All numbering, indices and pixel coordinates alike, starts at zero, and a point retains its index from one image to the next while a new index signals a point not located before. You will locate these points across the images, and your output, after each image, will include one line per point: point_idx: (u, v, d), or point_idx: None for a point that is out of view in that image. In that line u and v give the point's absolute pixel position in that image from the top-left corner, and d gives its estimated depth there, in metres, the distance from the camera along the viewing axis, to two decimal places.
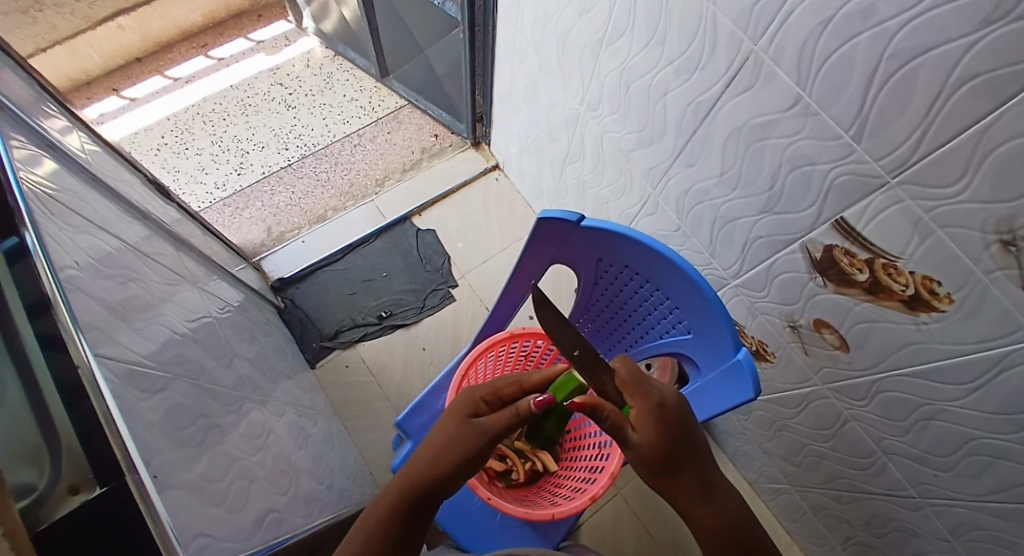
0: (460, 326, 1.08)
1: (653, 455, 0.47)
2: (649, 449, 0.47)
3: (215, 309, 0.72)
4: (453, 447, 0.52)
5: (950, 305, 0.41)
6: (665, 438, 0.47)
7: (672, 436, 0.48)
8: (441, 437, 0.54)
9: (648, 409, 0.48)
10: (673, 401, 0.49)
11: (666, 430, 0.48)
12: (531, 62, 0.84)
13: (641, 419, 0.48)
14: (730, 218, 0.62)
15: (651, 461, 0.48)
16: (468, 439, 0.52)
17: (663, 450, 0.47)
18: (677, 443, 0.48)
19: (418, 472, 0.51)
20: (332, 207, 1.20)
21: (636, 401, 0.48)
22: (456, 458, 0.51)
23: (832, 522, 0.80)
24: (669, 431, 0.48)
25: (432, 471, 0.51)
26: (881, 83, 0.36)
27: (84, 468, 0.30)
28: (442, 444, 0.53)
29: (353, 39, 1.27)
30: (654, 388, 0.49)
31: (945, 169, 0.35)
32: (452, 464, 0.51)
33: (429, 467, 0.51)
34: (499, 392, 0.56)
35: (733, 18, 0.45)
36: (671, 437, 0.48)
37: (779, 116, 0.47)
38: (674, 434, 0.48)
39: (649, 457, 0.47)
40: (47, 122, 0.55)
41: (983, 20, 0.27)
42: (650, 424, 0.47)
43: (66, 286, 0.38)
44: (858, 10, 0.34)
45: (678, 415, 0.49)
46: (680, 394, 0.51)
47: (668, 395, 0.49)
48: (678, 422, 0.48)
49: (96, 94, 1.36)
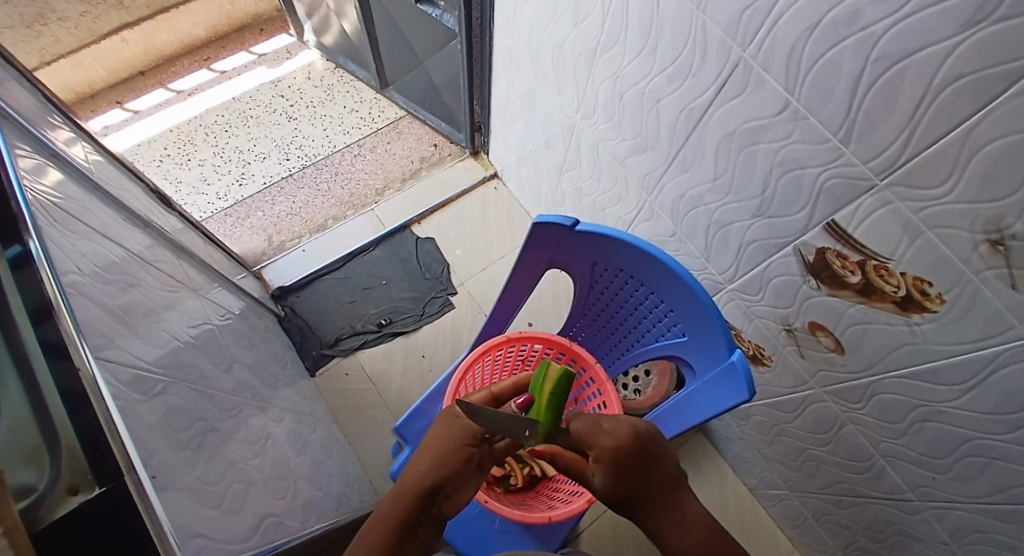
0: (459, 334, 1.09)
1: (616, 496, 0.50)
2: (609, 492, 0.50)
3: (216, 316, 0.73)
4: (444, 455, 0.52)
5: (942, 306, 0.41)
6: (624, 479, 0.49)
7: (631, 475, 0.49)
8: (429, 445, 0.53)
9: (604, 454, 0.49)
10: (631, 439, 0.50)
11: (623, 471, 0.49)
12: (528, 72, 0.85)
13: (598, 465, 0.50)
14: (724, 222, 0.63)
15: (616, 502, 0.50)
16: (459, 444, 0.52)
17: (622, 490, 0.49)
18: (638, 479, 0.49)
19: (411, 485, 0.51)
20: (332, 216, 1.21)
21: (592, 449, 0.50)
22: (450, 467, 0.52)
23: (832, 527, 0.79)
24: (628, 470, 0.49)
25: (425, 482, 0.51)
26: (868, 86, 0.37)
27: (84, 468, 0.30)
28: (433, 453, 0.52)
29: (353, 51, 1.29)
30: (606, 435, 0.50)
31: (933, 170, 0.36)
32: (445, 472, 0.51)
33: (420, 479, 0.51)
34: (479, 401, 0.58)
35: (723, 27, 0.46)
36: (631, 477, 0.49)
37: (770, 121, 0.48)
38: (634, 472, 0.49)
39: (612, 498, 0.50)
40: (51, 133, 0.57)
41: (967, 22, 0.28)
42: (606, 470, 0.49)
43: (68, 291, 0.38)
44: (844, 15, 0.35)
45: (637, 454, 0.49)
46: (641, 428, 0.51)
47: (623, 439, 0.49)
48: (637, 460, 0.49)
49: (99, 107, 1.38)
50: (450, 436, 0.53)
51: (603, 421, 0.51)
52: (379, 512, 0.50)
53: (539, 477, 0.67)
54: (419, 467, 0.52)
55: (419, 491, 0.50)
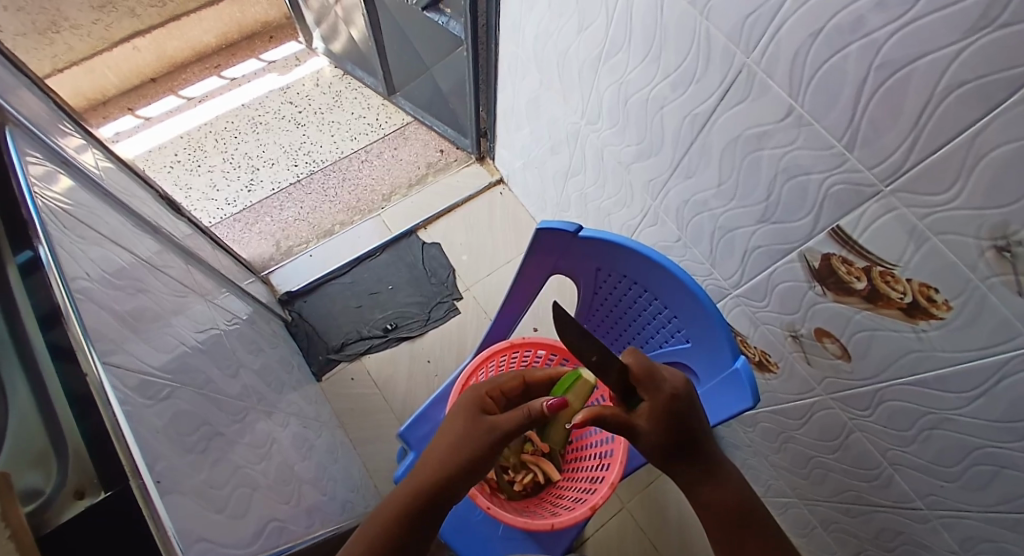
0: (464, 339, 1.09)
1: (664, 442, 0.48)
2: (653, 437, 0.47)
3: (223, 320, 0.74)
4: (467, 445, 0.52)
5: (948, 312, 0.41)
6: (675, 430, 0.47)
7: (681, 426, 0.47)
8: (450, 438, 0.53)
9: (659, 401, 0.47)
10: (685, 390, 0.47)
11: (675, 421, 0.47)
12: (533, 78, 0.86)
13: (649, 413, 0.47)
14: (729, 228, 0.62)
15: (660, 449, 0.48)
16: (483, 437, 0.52)
17: (671, 439, 0.48)
18: (688, 431, 0.48)
19: (433, 470, 0.51)
20: (339, 221, 1.22)
21: (647, 395, 0.47)
22: (470, 461, 0.51)
23: (841, 536, 0.78)
24: (680, 419, 0.47)
25: (443, 475, 0.51)
26: (872, 92, 0.37)
27: (90, 473, 0.31)
28: (451, 445, 0.52)
29: (361, 58, 1.31)
30: (665, 380, 0.47)
31: (938, 176, 0.36)
32: (467, 463, 0.51)
33: (440, 471, 0.51)
34: (504, 387, 0.57)
35: (726, 33, 0.46)
36: (678, 426, 0.47)
37: (774, 128, 0.48)
38: (683, 423, 0.47)
39: (655, 446, 0.48)
40: (63, 141, 0.58)
41: (969, 28, 0.28)
42: (657, 415, 0.47)
43: (77, 296, 0.39)
44: (847, 22, 0.35)
45: (689, 404, 0.47)
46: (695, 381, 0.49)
47: (682, 386, 0.47)
48: (687, 411, 0.47)
49: (111, 113, 1.40)
50: (475, 427, 0.53)
51: (659, 366, 0.48)
52: (397, 492, 0.50)
53: (543, 484, 0.66)
54: (442, 455, 0.52)
55: (438, 479, 0.50)
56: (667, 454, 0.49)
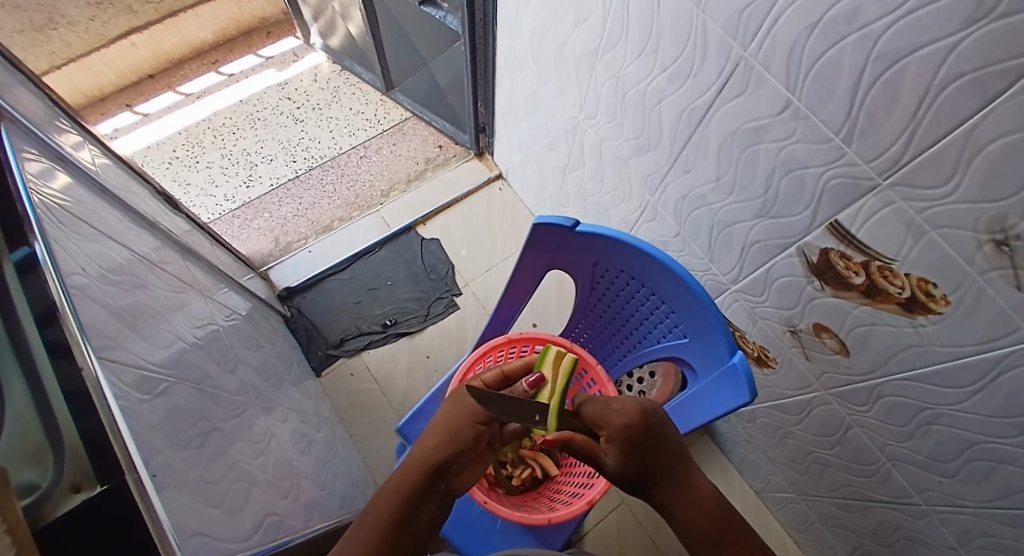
0: (463, 334, 1.09)
1: (627, 477, 0.50)
2: (620, 472, 0.50)
3: (222, 317, 0.74)
4: (452, 430, 0.52)
5: (946, 307, 0.41)
6: (636, 461, 0.49)
7: (642, 456, 0.50)
8: (439, 421, 0.54)
9: (614, 437, 0.50)
10: (639, 420, 0.50)
11: (635, 453, 0.49)
12: (531, 73, 0.86)
13: (608, 446, 0.50)
14: (727, 222, 0.62)
15: (625, 481, 0.50)
16: (468, 420, 0.53)
17: (634, 471, 0.50)
18: (650, 459, 0.50)
19: (421, 460, 0.51)
20: (337, 217, 1.22)
21: (602, 431, 0.51)
22: (460, 443, 0.52)
23: (839, 531, 0.78)
24: (638, 451, 0.49)
25: (435, 457, 0.51)
26: (869, 85, 0.37)
27: (85, 467, 0.31)
28: (441, 428, 0.53)
29: (359, 53, 1.30)
30: (615, 412, 0.50)
31: (936, 169, 0.36)
32: (453, 448, 0.52)
33: (431, 455, 0.51)
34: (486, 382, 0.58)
35: (722, 25, 0.45)
36: (642, 454, 0.50)
37: (771, 121, 0.47)
38: (643, 454, 0.50)
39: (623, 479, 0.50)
40: (59, 137, 0.58)
41: (967, 19, 0.28)
42: (616, 450, 0.50)
43: (73, 292, 0.39)
44: (843, 13, 0.35)
45: (647, 432, 0.50)
46: (647, 405, 0.51)
47: (631, 415, 0.50)
48: (647, 439, 0.50)
49: (109, 110, 1.40)
50: (458, 413, 0.53)
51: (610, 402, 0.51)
52: (387, 487, 0.51)
53: (541, 479, 0.66)
54: (429, 444, 0.52)
55: (428, 467, 0.51)
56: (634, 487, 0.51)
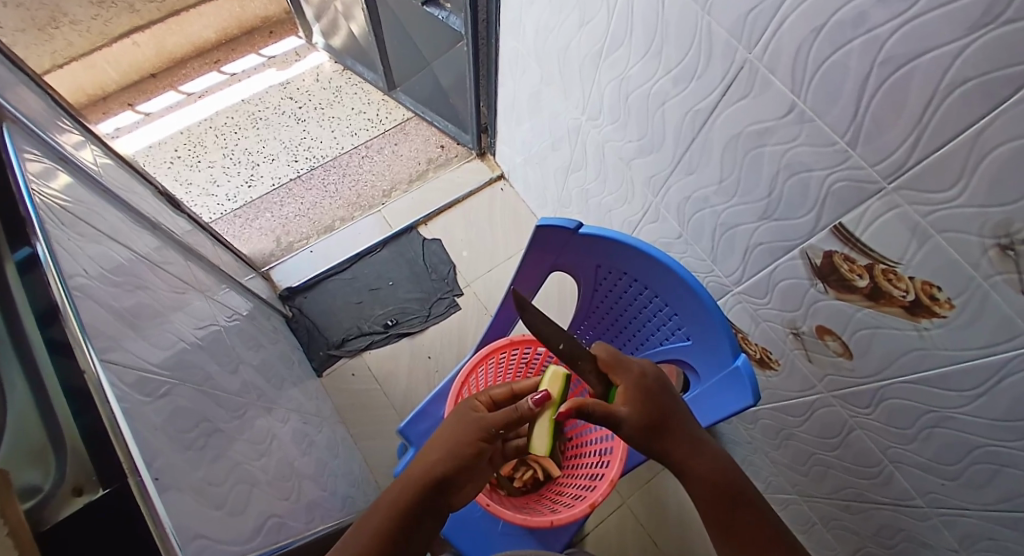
0: (465, 335, 1.09)
1: (643, 427, 0.49)
2: (637, 421, 0.49)
3: (223, 317, 0.74)
4: (455, 448, 0.51)
5: (951, 311, 0.41)
6: (652, 411, 0.50)
7: (658, 406, 0.50)
8: (443, 436, 0.53)
9: (631, 384, 0.51)
10: (654, 376, 0.52)
11: (650, 402, 0.50)
12: (534, 74, 0.86)
13: (626, 396, 0.50)
14: (731, 225, 0.62)
15: (639, 438, 0.49)
16: (472, 436, 0.52)
17: (649, 424, 0.49)
18: (664, 413, 0.50)
19: (420, 473, 0.51)
20: (339, 217, 1.22)
21: (619, 378, 0.51)
22: (461, 461, 0.51)
23: (841, 533, 0.78)
24: (656, 401, 0.50)
25: (436, 473, 0.50)
26: (875, 89, 0.36)
27: (87, 468, 0.31)
28: (446, 443, 0.52)
29: (361, 53, 1.30)
30: (632, 363, 0.52)
31: (941, 174, 0.35)
32: (455, 465, 0.51)
33: (432, 470, 0.51)
34: (495, 398, 0.57)
35: (728, 28, 0.45)
36: (656, 407, 0.50)
37: (776, 124, 0.47)
38: (659, 404, 0.50)
39: (637, 430, 0.49)
40: (60, 136, 0.57)
41: (974, 24, 0.28)
42: (635, 397, 0.50)
43: (75, 294, 0.39)
44: (850, 18, 0.35)
45: (659, 385, 0.52)
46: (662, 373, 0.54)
47: (648, 367, 0.53)
48: (661, 392, 0.51)
49: (111, 109, 1.40)
50: (462, 428, 0.52)
51: (627, 355, 0.53)
52: (385, 499, 0.49)
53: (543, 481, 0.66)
54: (429, 459, 0.52)
55: (427, 481, 0.50)
56: (646, 439, 0.49)
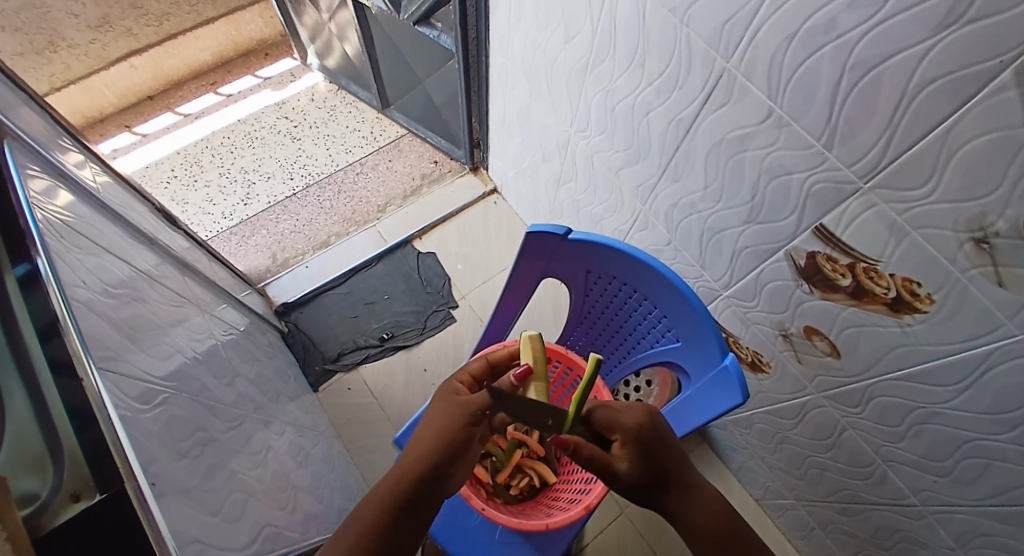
0: (460, 347, 1.09)
1: (644, 482, 0.48)
2: (637, 479, 0.48)
3: (220, 331, 0.74)
4: (444, 435, 0.52)
5: (931, 306, 0.42)
6: (652, 464, 0.48)
7: (657, 458, 0.49)
8: (431, 426, 0.54)
9: (627, 439, 0.49)
10: (647, 420, 0.50)
11: (649, 455, 0.48)
12: (523, 88, 0.88)
13: (623, 453, 0.49)
14: (717, 230, 0.64)
15: (642, 491, 0.48)
16: (461, 424, 0.53)
17: (649, 477, 0.48)
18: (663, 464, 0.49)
19: (410, 467, 0.51)
20: (334, 233, 1.23)
21: (615, 435, 0.49)
22: (452, 446, 0.52)
23: (839, 537, 0.78)
24: (653, 452, 0.49)
25: (427, 462, 0.51)
26: (848, 91, 0.38)
27: (85, 476, 0.31)
28: (437, 429, 0.53)
29: (355, 73, 1.33)
30: (625, 416, 0.50)
31: (915, 171, 0.37)
32: (445, 451, 0.52)
33: (423, 459, 0.51)
34: (475, 373, 0.60)
35: (707, 39, 0.47)
36: (657, 457, 0.49)
37: (755, 129, 0.49)
38: (656, 455, 0.49)
39: (637, 488, 0.48)
40: (61, 155, 0.58)
41: (939, 25, 0.29)
42: (633, 453, 0.48)
43: (75, 305, 0.40)
44: (821, 24, 0.37)
45: (656, 435, 0.49)
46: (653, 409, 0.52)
47: (641, 417, 0.50)
48: (658, 441, 0.49)
49: (108, 131, 1.42)
50: (449, 418, 0.53)
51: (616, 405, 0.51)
52: (380, 489, 0.50)
53: (539, 487, 0.67)
54: (420, 450, 0.52)
55: (420, 472, 0.50)
56: (649, 493, 0.49)
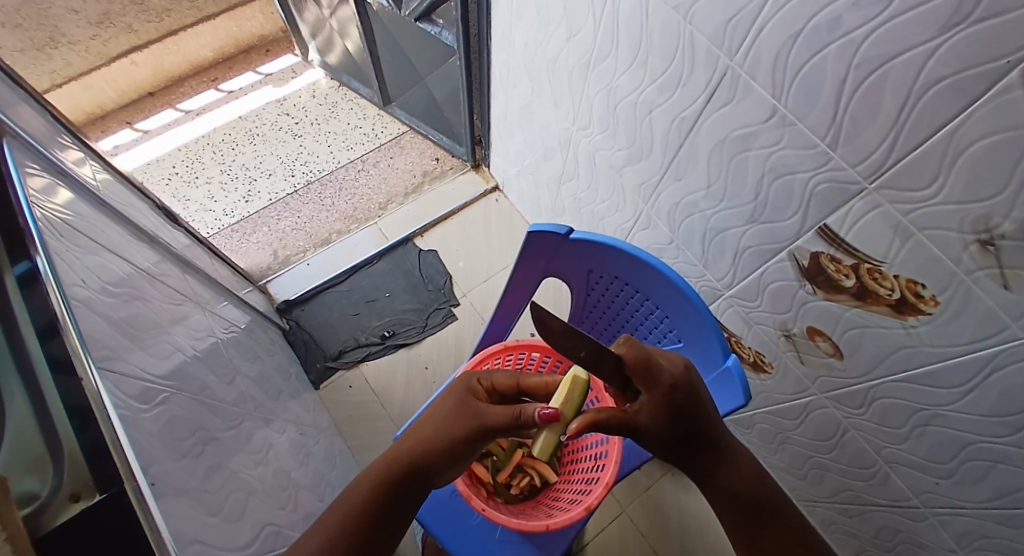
0: (461, 344, 1.09)
1: (668, 437, 0.45)
2: (663, 431, 0.44)
3: (221, 329, 0.74)
4: (446, 439, 0.51)
5: (936, 307, 0.41)
6: (677, 425, 0.44)
7: (686, 415, 0.45)
8: (437, 424, 0.53)
9: (659, 393, 0.44)
10: (685, 380, 0.45)
11: (677, 412, 0.44)
12: (525, 86, 0.87)
13: (651, 405, 0.44)
14: (720, 229, 0.63)
15: (665, 444, 0.45)
16: (466, 434, 0.51)
17: (676, 432, 0.45)
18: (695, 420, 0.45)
19: (407, 456, 0.51)
20: (335, 230, 1.23)
21: (645, 386, 0.44)
22: (450, 449, 0.51)
23: (840, 537, 0.78)
24: (682, 411, 0.44)
25: (423, 457, 0.51)
26: (852, 90, 0.37)
27: (85, 476, 0.31)
28: (442, 430, 0.52)
29: (356, 69, 1.32)
30: (661, 370, 0.45)
31: (919, 172, 0.36)
32: (443, 454, 0.51)
33: (421, 453, 0.51)
34: (498, 385, 0.55)
35: (709, 36, 0.47)
36: (684, 417, 0.45)
37: (758, 128, 0.49)
38: (686, 413, 0.45)
39: (661, 440, 0.45)
40: (61, 153, 0.58)
41: (945, 25, 0.29)
42: (661, 409, 0.44)
43: (74, 305, 0.40)
44: (826, 22, 0.36)
45: (691, 393, 0.45)
46: (690, 365, 0.47)
47: (678, 373, 0.45)
48: (691, 400, 0.45)
49: (109, 127, 1.42)
50: (456, 420, 0.52)
51: (655, 355, 0.46)
52: (373, 473, 0.50)
53: (540, 487, 0.67)
54: (419, 444, 0.52)
55: (414, 466, 0.51)
56: (671, 447, 0.45)
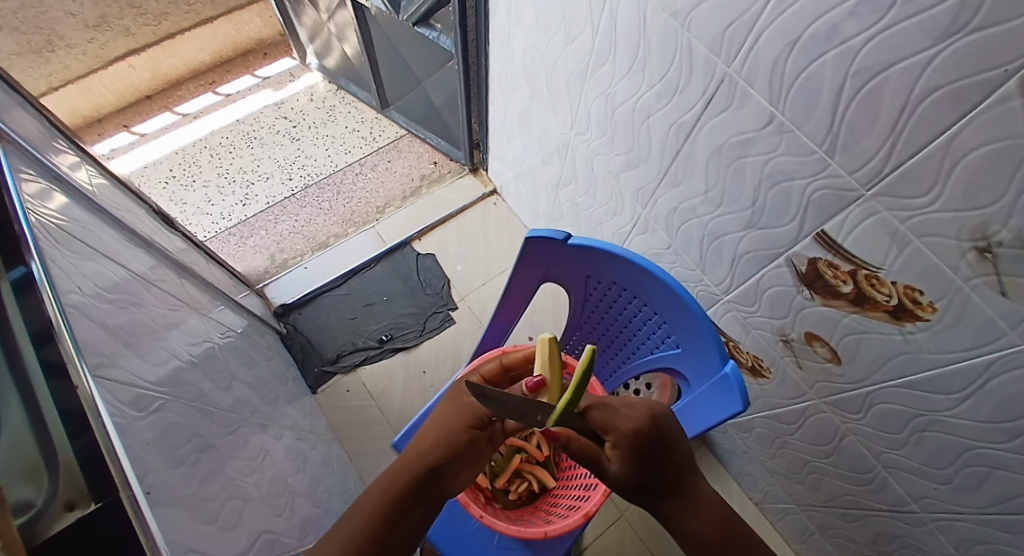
0: (459, 349, 1.09)
1: (633, 484, 0.46)
2: (626, 480, 0.46)
3: (217, 334, 0.74)
4: (449, 435, 0.52)
5: (933, 314, 0.41)
6: (643, 468, 0.46)
7: (651, 463, 0.46)
8: (438, 423, 0.54)
9: (621, 443, 0.45)
10: (648, 425, 0.46)
11: (641, 459, 0.45)
12: (523, 91, 0.87)
13: (615, 454, 0.46)
14: (718, 235, 0.63)
15: (632, 491, 0.47)
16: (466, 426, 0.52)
17: (640, 482, 0.46)
18: (661, 465, 0.46)
19: (412, 460, 0.51)
20: (333, 234, 1.23)
21: (608, 436, 0.46)
22: (454, 446, 0.52)
23: (839, 542, 0.78)
24: (646, 458, 0.45)
25: (428, 460, 0.51)
26: (850, 98, 0.38)
27: (81, 486, 0.30)
28: (444, 427, 0.52)
29: (354, 73, 1.32)
30: (621, 419, 0.46)
31: (917, 180, 0.37)
32: (448, 451, 0.51)
33: (424, 457, 0.51)
34: (487, 374, 0.59)
35: (706, 43, 0.47)
36: (650, 463, 0.46)
37: (756, 135, 0.49)
38: (651, 459, 0.45)
39: (627, 488, 0.47)
40: (56, 157, 0.58)
41: (942, 34, 0.29)
42: (623, 458, 0.45)
43: (69, 311, 0.39)
44: (824, 30, 0.36)
45: (655, 441, 0.45)
46: (658, 410, 0.47)
47: (640, 422, 0.45)
48: (655, 446, 0.46)
49: (106, 130, 1.41)
50: (456, 416, 0.53)
51: (616, 405, 0.47)
52: (380, 482, 0.50)
53: (538, 492, 0.67)
54: (422, 448, 0.52)
55: (419, 469, 0.50)
56: (638, 494, 0.47)
